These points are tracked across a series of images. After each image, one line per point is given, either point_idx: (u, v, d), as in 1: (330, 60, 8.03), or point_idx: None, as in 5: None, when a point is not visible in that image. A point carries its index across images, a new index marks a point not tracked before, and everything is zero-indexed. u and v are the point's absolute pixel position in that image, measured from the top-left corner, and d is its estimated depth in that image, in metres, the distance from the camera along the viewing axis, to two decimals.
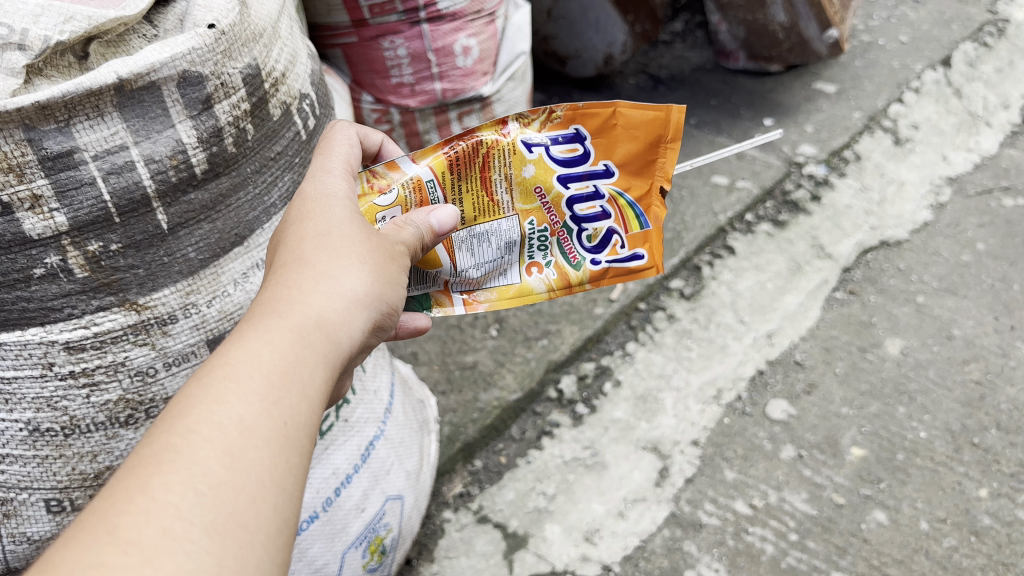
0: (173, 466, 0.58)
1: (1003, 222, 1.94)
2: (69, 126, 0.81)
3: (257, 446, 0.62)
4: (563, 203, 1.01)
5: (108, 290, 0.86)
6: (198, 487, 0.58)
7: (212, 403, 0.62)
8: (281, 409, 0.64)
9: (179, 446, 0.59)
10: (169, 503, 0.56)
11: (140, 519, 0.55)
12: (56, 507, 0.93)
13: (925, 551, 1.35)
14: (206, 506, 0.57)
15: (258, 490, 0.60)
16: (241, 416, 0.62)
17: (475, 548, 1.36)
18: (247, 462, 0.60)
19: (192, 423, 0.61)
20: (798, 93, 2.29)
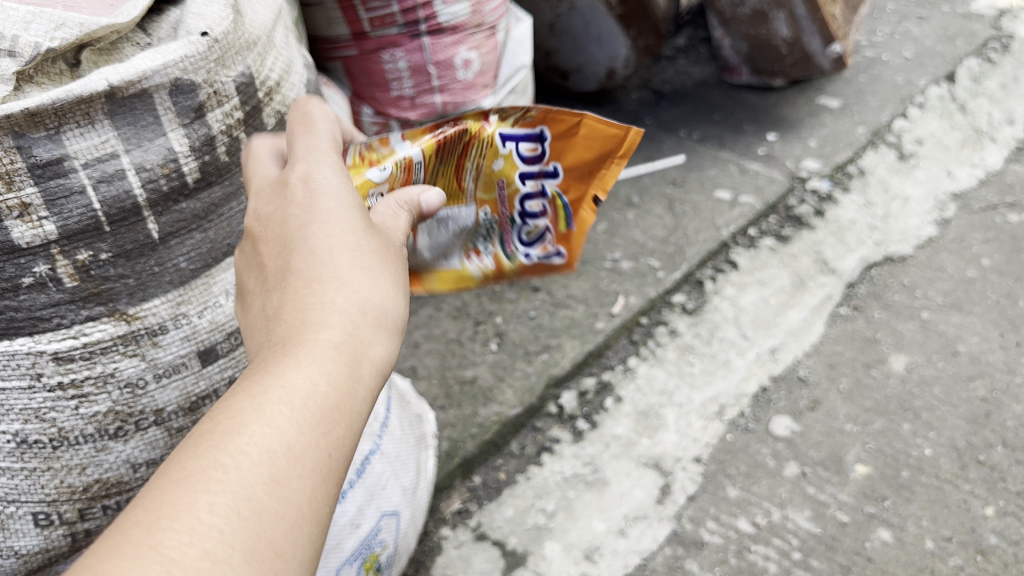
0: (222, 492, 0.57)
1: (1008, 238, 1.93)
2: (59, 133, 0.80)
3: (298, 471, 0.60)
4: (517, 197, 1.07)
5: (97, 299, 0.86)
6: (243, 515, 0.56)
7: (263, 420, 0.61)
8: (333, 429, 0.63)
9: (227, 465, 0.58)
10: (215, 533, 0.55)
11: (186, 540, 0.54)
12: (44, 521, 0.91)
13: (931, 571, 1.33)
14: (245, 530, 0.56)
15: (296, 509, 0.59)
16: (293, 440, 0.60)
17: (473, 566, 1.34)
18: (294, 489, 0.59)
19: (243, 443, 0.59)
20: (801, 108, 2.28)
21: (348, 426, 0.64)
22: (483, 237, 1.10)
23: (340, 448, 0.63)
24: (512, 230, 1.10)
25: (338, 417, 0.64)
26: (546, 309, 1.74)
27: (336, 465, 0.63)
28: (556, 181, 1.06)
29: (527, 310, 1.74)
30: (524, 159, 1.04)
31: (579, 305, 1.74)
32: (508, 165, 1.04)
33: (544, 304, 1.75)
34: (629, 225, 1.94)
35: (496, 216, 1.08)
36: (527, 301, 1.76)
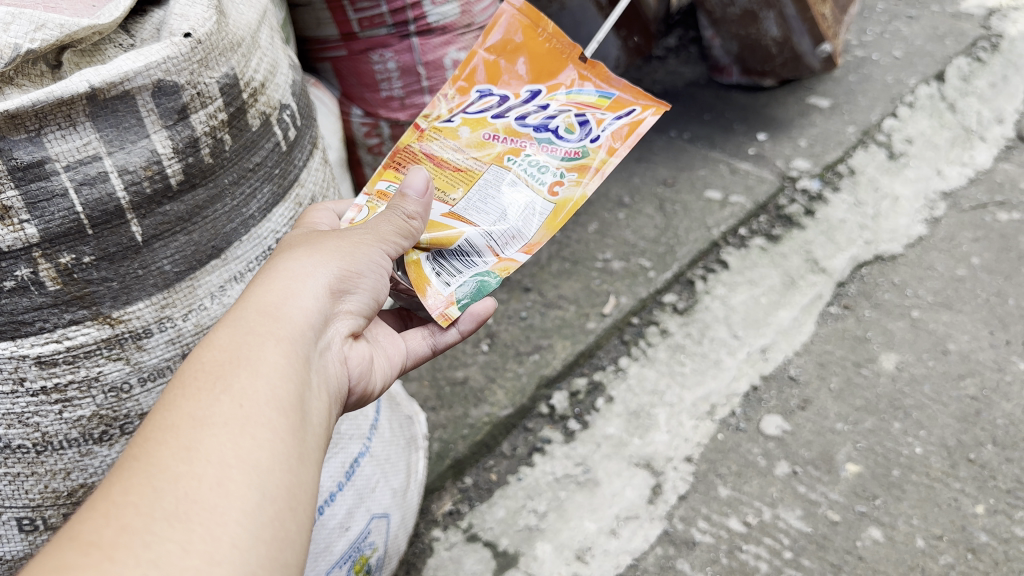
0: (132, 472, 0.62)
1: (998, 236, 1.94)
2: (40, 135, 0.80)
3: (211, 433, 0.65)
4: (514, 129, 1.12)
5: (81, 303, 0.85)
6: (155, 483, 0.61)
7: (164, 412, 0.67)
8: (233, 394, 0.68)
9: (135, 455, 0.63)
10: (127, 503, 0.59)
11: (100, 522, 0.58)
12: (28, 526, 0.90)
13: (921, 569, 1.33)
14: (162, 499, 0.60)
15: (220, 470, 0.63)
16: (192, 411, 0.66)
17: (464, 567, 1.34)
18: (206, 446, 0.64)
19: (146, 433, 0.65)
20: (791, 107, 2.29)
21: (251, 389, 0.69)
22: (542, 172, 1.09)
23: (251, 406, 0.68)
24: (552, 146, 1.11)
25: (236, 385, 0.69)
26: (537, 309, 1.74)
27: (251, 420, 0.67)
28: (538, 93, 1.16)
29: (518, 310, 1.74)
30: (482, 111, 1.14)
31: (570, 306, 1.74)
32: (475, 126, 1.13)
33: (535, 304, 1.75)
34: (620, 225, 1.94)
35: (524, 152, 1.10)
36: (518, 302, 1.76)
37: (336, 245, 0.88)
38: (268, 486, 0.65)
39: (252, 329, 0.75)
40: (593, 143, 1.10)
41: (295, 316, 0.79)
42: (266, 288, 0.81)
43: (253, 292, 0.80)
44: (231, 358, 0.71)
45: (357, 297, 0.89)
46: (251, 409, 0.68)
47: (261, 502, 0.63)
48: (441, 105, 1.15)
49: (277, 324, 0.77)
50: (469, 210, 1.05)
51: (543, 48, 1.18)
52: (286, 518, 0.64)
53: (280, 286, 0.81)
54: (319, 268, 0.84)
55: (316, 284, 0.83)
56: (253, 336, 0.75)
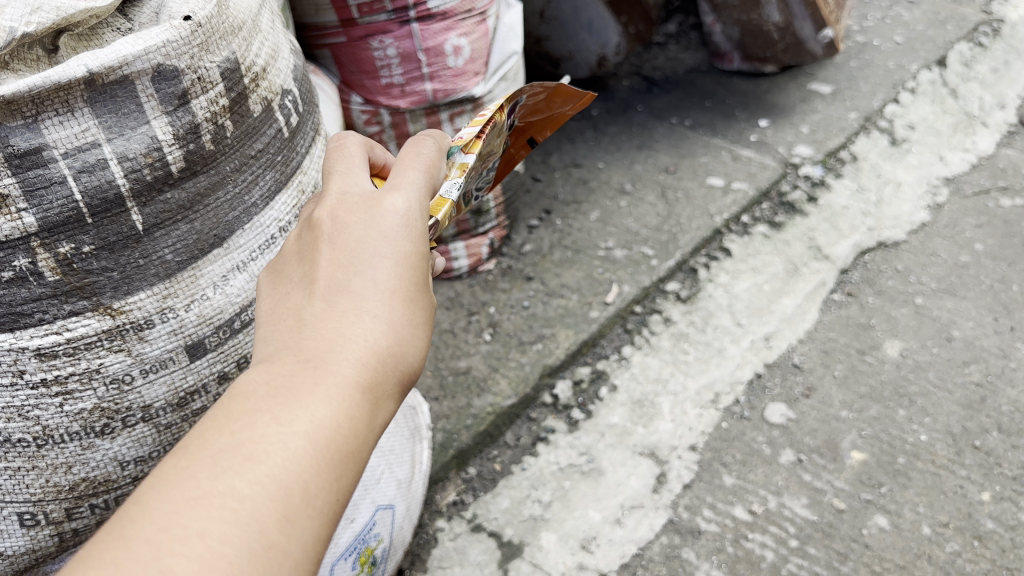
0: (237, 528, 0.58)
1: (1001, 222, 1.92)
2: (37, 122, 0.78)
3: (311, 516, 0.62)
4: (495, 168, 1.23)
5: (81, 293, 0.84)
6: (251, 554, 0.58)
7: (290, 460, 0.62)
8: (342, 484, 0.65)
9: (243, 496, 0.59)
10: (221, 567, 0.56)
11: (194, 574, 0.55)
12: (30, 521, 0.89)
13: (928, 556, 1.33)
14: (252, 573, 0.57)
15: (303, 560, 0.61)
16: (308, 484, 0.62)
17: (469, 558, 1.33)
18: (300, 535, 0.61)
19: (261, 477, 0.60)
20: (793, 93, 2.27)
21: (353, 484, 0.66)
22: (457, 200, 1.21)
23: (345, 491, 0.65)
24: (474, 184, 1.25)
25: (349, 474, 0.66)
26: (540, 298, 1.72)
27: (337, 515, 0.65)
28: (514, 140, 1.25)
29: (520, 299, 1.72)
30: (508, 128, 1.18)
31: (573, 295, 1.73)
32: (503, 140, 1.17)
33: (537, 293, 1.73)
34: (622, 213, 1.92)
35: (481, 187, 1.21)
36: (521, 291, 1.75)
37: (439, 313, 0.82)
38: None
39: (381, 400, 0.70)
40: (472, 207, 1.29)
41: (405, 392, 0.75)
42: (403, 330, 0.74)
43: (391, 322, 0.73)
44: (358, 436, 0.67)
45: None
46: (342, 508, 0.65)
47: None
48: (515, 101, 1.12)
49: (395, 401, 0.73)
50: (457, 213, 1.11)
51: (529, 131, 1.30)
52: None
53: (415, 347, 0.75)
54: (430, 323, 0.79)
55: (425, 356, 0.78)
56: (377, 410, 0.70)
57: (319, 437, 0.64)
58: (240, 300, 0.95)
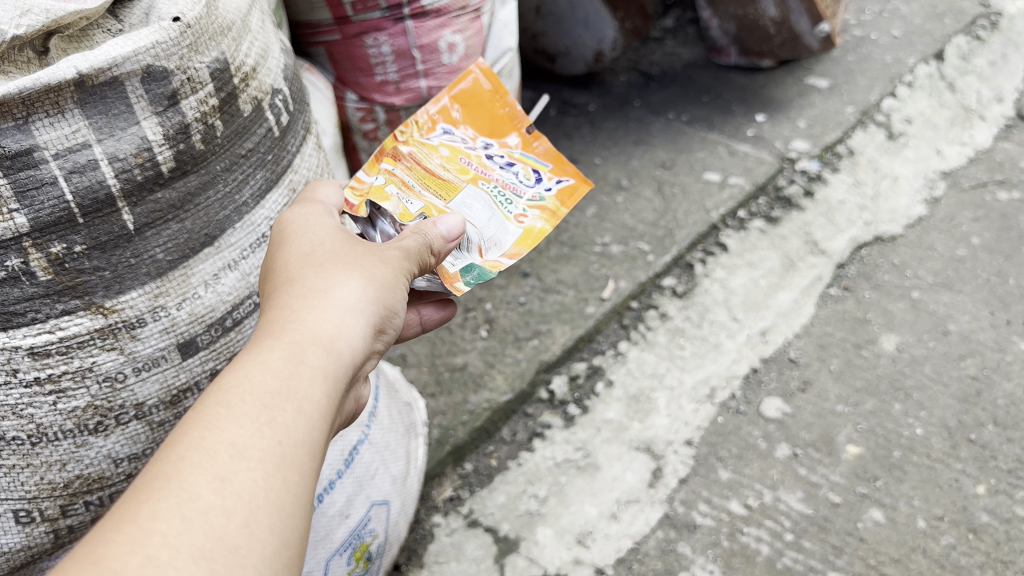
0: (164, 495, 0.60)
1: (998, 216, 1.93)
2: (28, 123, 0.79)
3: (248, 469, 0.63)
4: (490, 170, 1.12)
5: (73, 293, 0.84)
6: (185, 514, 0.59)
7: (208, 430, 0.65)
8: (275, 429, 0.66)
9: (168, 473, 0.61)
10: (155, 531, 0.58)
11: (124, 547, 0.57)
12: (25, 518, 0.90)
13: (923, 550, 1.33)
14: (193, 531, 0.59)
15: (250, 513, 0.61)
16: (233, 438, 0.64)
17: (466, 553, 1.34)
18: (240, 486, 0.62)
19: (182, 451, 0.63)
20: (790, 88, 2.27)
21: (294, 432, 0.67)
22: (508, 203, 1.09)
23: (288, 445, 0.66)
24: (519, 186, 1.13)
25: (280, 423, 0.67)
26: (536, 294, 1.73)
27: (287, 463, 0.65)
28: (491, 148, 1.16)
29: (517, 296, 1.73)
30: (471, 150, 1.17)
31: (569, 291, 1.73)
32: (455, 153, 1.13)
33: (534, 290, 1.74)
34: (619, 209, 1.93)
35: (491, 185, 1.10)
36: (517, 287, 1.75)
37: (376, 271, 0.83)
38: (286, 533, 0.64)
39: (302, 359, 0.72)
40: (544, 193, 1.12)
41: (345, 351, 0.76)
42: (322, 308, 0.77)
43: (312, 303, 0.77)
44: (280, 390, 0.69)
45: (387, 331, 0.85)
46: (290, 453, 0.66)
47: (278, 549, 0.62)
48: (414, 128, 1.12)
49: (327, 357, 0.74)
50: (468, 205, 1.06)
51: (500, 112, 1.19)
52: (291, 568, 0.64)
53: (333, 313, 0.77)
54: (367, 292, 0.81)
55: (361, 314, 0.79)
56: (302, 368, 0.72)
57: (244, 401, 0.67)
58: (232, 299, 0.96)
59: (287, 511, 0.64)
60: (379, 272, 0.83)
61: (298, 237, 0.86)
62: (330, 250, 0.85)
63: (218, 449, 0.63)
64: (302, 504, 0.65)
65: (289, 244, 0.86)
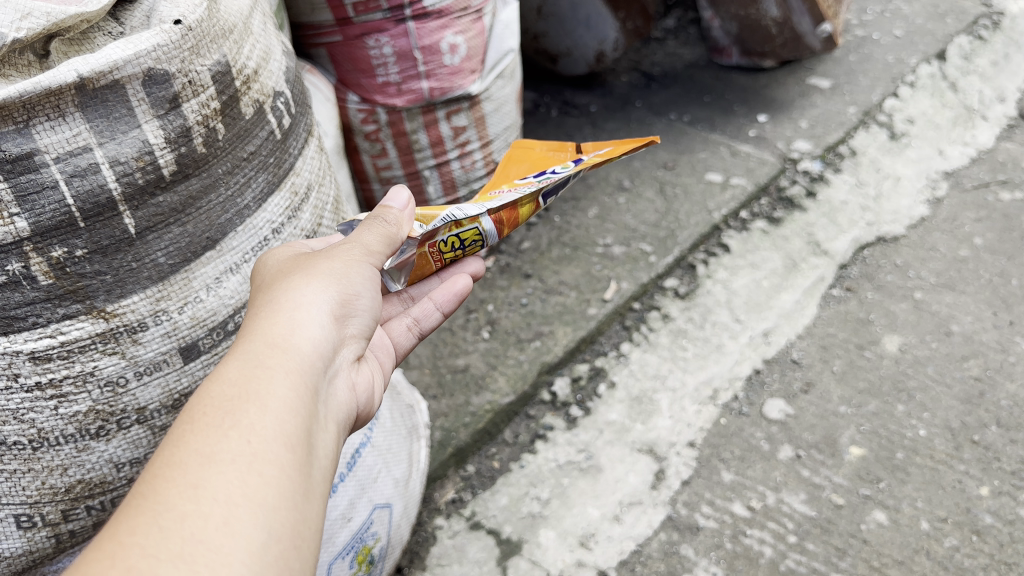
0: (139, 512, 0.59)
1: (1001, 216, 1.92)
2: (29, 127, 0.79)
3: (220, 470, 0.62)
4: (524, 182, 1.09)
5: (74, 297, 0.84)
6: (162, 524, 0.58)
7: (174, 449, 0.64)
8: (241, 428, 0.65)
9: (140, 494, 0.60)
10: (134, 545, 0.56)
11: (104, 567, 0.55)
12: (26, 523, 0.89)
13: (926, 551, 1.33)
14: (170, 539, 0.57)
15: (228, 512, 0.60)
16: (198, 448, 0.63)
17: (468, 555, 1.33)
18: (214, 487, 0.61)
19: (151, 474, 0.62)
20: (791, 88, 2.27)
21: (261, 425, 0.66)
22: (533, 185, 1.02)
23: (260, 441, 0.65)
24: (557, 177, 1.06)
25: (245, 420, 0.66)
26: (538, 296, 1.72)
27: (260, 456, 0.64)
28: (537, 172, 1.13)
29: (519, 297, 1.73)
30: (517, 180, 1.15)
31: (571, 292, 1.73)
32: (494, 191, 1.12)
33: (535, 291, 1.74)
34: (620, 210, 1.92)
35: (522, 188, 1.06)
36: (519, 288, 1.75)
37: (330, 268, 0.82)
38: (275, 524, 0.62)
39: (259, 361, 0.71)
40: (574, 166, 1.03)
41: (305, 346, 0.75)
42: (277, 314, 0.76)
43: (267, 313, 0.77)
44: (238, 392, 0.68)
45: (359, 318, 0.84)
46: (260, 445, 0.64)
47: (266, 542, 0.60)
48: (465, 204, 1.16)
49: (286, 355, 0.73)
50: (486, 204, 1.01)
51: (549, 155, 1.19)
52: (293, 557, 0.61)
53: (285, 316, 0.76)
54: (322, 289, 0.80)
55: (320, 310, 0.79)
56: (260, 369, 0.70)
57: (206, 413, 0.66)
58: (233, 303, 0.96)
59: (268, 503, 0.61)
60: (334, 266, 0.83)
61: (257, 272, 0.87)
62: (288, 265, 0.84)
63: (185, 460, 0.62)
64: (284, 496, 0.63)
65: (249, 281, 0.87)
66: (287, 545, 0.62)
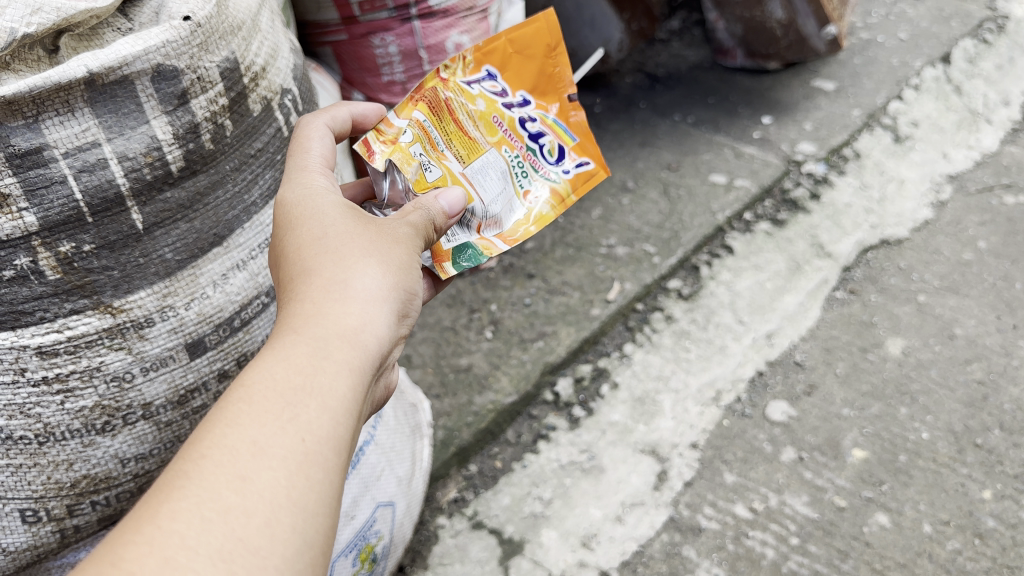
0: (183, 496, 0.60)
1: (1005, 220, 1.92)
2: (38, 122, 0.79)
3: (270, 468, 0.63)
4: (515, 127, 1.13)
5: (82, 292, 0.84)
6: (205, 514, 0.59)
7: (229, 427, 0.64)
8: (299, 426, 0.66)
9: (187, 473, 0.61)
10: (175, 533, 0.58)
11: (144, 549, 0.57)
12: (31, 517, 0.89)
13: (929, 554, 1.33)
14: (212, 534, 0.58)
15: (271, 514, 0.61)
16: (255, 437, 0.64)
17: (470, 555, 1.33)
18: (259, 485, 0.62)
19: (203, 449, 0.63)
20: (796, 90, 2.27)
21: (317, 426, 0.67)
22: (524, 177, 1.13)
23: (312, 443, 0.66)
24: (539, 157, 1.14)
25: (303, 418, 0.66)
26: (542, 296, 1.72)
27: (311, 459, 0.65)
28: (528, 106, 1.15)
29: (522, 297, 1.73)
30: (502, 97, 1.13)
31: (574, 292, 1.73)
32: (488, 105, 1.11)
33: (539, 291, 1.74)
34: (624, 211, 1.92)
35: (515, 152, 1.12)
36: (522, 288, 1.75)
37: (397, 259, 0.82)
38: (310, 529, 0.63)
39: (328, 354, 0.71)
40: (563, 177, 1.15)
41: (371, 343, 0.75)
42: (345, 301, 0.76)
43: (334, 293, 0.76)
44: (302, 383, 0.68)
45: (412, 317, 0.84)
46: (313, 448, 0.65)
47: (301, 549, 0.62)
48: (459, 65, 1.10)
49: (351, 350, 0.73)
50: (479, 173, 1.07)
51: (552, 70, 1.17)
52: (319, 564, 0.63)
53: (357, 306, 0.76)
54: (389, 283, 0.80)
55: (387, 306, 0.78)
56: (327, 362, 0.71)
57: (265, 397, 0.66)
58: (241, 299, 0.96)
59: (311, 513, 0.63)
60: (402, 260, 0.83)
61: (312, 217, 0.83)
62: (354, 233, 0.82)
63: (236, 445, 0.63)
64: (326, 505, 0.65)
65: (301, 224, 0.83)
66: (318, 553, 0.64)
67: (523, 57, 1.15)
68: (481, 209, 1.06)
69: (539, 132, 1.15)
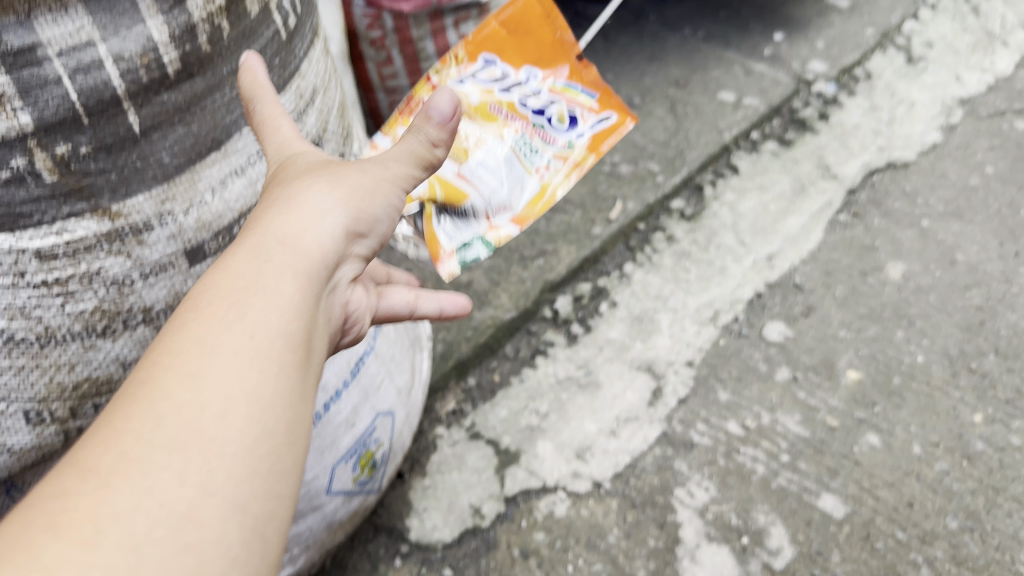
0: (134, 396, 0.56)
1: (1014, 146, 1.90)
2: (32, 20, 0.66)
3: (221, 361, 0.58)
4: (515, 106, 1.15)
5: (79, 196, 0.73)
6: (156, 411, 0.55)
7: (174, 335, 0.60)
8: (247, 321, 0.60)
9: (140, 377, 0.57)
10: (125, 430, 0.54)
11: (98, 450, 0.53)
12: (35, 419, 0.80)
13: (917, 474, 1.36)
14: (164, 431, 0.54)
15: (226, 406, 0.56)
16: (202, 336, 0.59)
17: (467, 464, 1.36)
18: (213, 378, 0.57)
19: (155, 353, 0.59)
20: (809, 7, 2.21)
21: (266, 317, 0.60)
22: (533, 154, 1.12)
23: (264, 337, 0.60)
24: (549, 128, 1.14)
25: (251, 311, 0.60)
26: (543, 213, 1.71)
27: (262, 351, 0.59)
28: (534, 79, 1.18)
29: None
30: (495, 79, 1.17)
31: (577, 210, 1.71)
32: (481, 92, 1.15)
33: None
34: (630, 127, 1.89)
35: (522, 131, 1.13)
36: None
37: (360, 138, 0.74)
38: (270, 419, 0.58)
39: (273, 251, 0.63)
40: (579, 142, 1.14)
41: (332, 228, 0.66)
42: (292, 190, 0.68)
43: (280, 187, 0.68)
44: (246, 278, 0.62)
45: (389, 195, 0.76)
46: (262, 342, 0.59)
47: (262, 437, 0.57)
48: (450, 64, 1.17)
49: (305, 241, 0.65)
50: (477, 170, 1.07)
51: (551, 36, 1.19)
52: (287, 453, 0.58)
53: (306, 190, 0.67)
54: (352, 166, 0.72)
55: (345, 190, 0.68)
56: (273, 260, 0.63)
57: (209, 299, 0.61)
58: (239, 207, 0.87)
59: (268, 402, 0.58)
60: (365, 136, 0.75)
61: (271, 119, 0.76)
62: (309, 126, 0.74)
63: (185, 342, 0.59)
64: (287, 391, 0.60)
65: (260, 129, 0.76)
66: (286, 439, 0.59)
67: (516, 37, 1.19)
68: (481, 202, 1.06)
69: (545, 105, 1.16)
